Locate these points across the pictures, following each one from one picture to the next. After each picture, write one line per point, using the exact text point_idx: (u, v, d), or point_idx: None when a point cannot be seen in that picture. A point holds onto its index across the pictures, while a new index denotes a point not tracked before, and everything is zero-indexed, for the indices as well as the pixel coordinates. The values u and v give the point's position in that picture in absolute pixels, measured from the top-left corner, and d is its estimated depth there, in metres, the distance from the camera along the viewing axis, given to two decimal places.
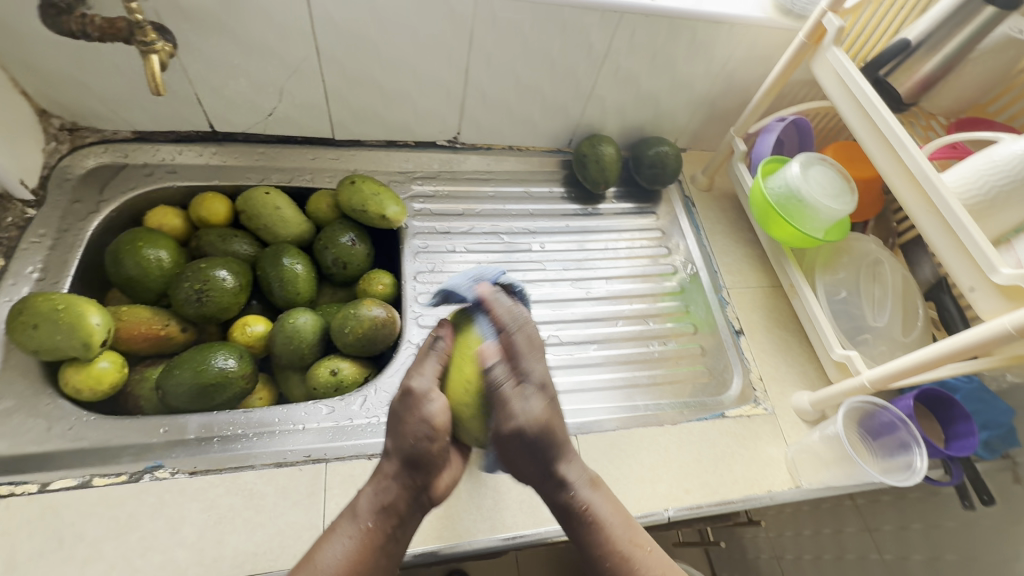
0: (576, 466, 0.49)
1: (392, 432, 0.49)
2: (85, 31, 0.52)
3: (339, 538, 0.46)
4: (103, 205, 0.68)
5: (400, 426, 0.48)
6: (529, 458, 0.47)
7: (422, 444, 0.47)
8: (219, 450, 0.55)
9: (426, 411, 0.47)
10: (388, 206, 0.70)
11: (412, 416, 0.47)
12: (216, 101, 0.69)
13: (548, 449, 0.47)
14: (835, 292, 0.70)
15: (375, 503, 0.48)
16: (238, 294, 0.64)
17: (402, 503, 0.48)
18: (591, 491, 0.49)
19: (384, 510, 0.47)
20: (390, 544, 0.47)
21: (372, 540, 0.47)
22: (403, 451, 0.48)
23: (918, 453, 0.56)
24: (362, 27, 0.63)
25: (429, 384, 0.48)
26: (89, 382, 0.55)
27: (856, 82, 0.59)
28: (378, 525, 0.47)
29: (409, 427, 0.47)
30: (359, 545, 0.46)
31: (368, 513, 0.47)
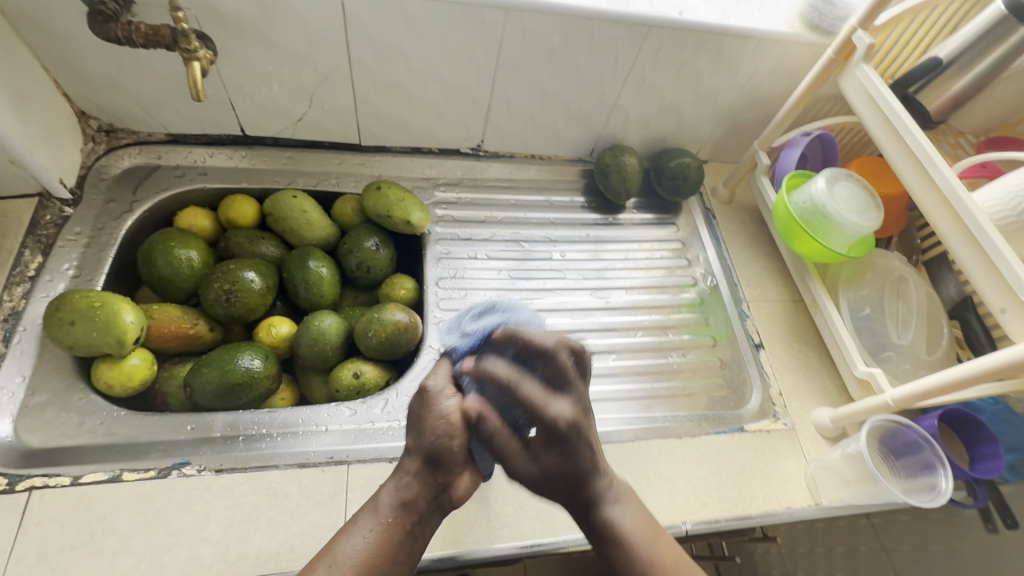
0: (610, 483, 0.52)
1: (414, 432, 0.51)
2: (131, 37, 0.54)
3: (360, 531, 0.47)
4: (137, 205, 0.69)
5: (421, 425, 0.51)
6: (559, 455, 0.50)
7: (443, 443, 0.49)
8: (244, 449, 0.56)
9: (441, 410, 0.50)
10: (413, 212, 0.71)
11: (430, 412, 0.50)
12: (248, 106, 0.71)
13: (582, 460, 0.50)
14: (858, 309, 0.70)
15: (396, 499, 0.49)
16: (265, 295, 0.65)
17: (422, 501, 0.49)
18: (618, 506, 0.51)
19: (404, 506, 0.48)
20: (409, 541, 0.48)
21: (391, 534, 0.47)
22: (424, 449, 0.50)
23: (944, 474, 0.56)
24: (393, 36, 0.65)
25: (443, 383, 0.52)
26: (122, 378, 0.56)
27: (885, 99, 0.59)
28: (398, 520, 0.48)
29: (427, 425, 0.50)
30: (378, 537, 0.46)
31: (388, 508, 0.48)
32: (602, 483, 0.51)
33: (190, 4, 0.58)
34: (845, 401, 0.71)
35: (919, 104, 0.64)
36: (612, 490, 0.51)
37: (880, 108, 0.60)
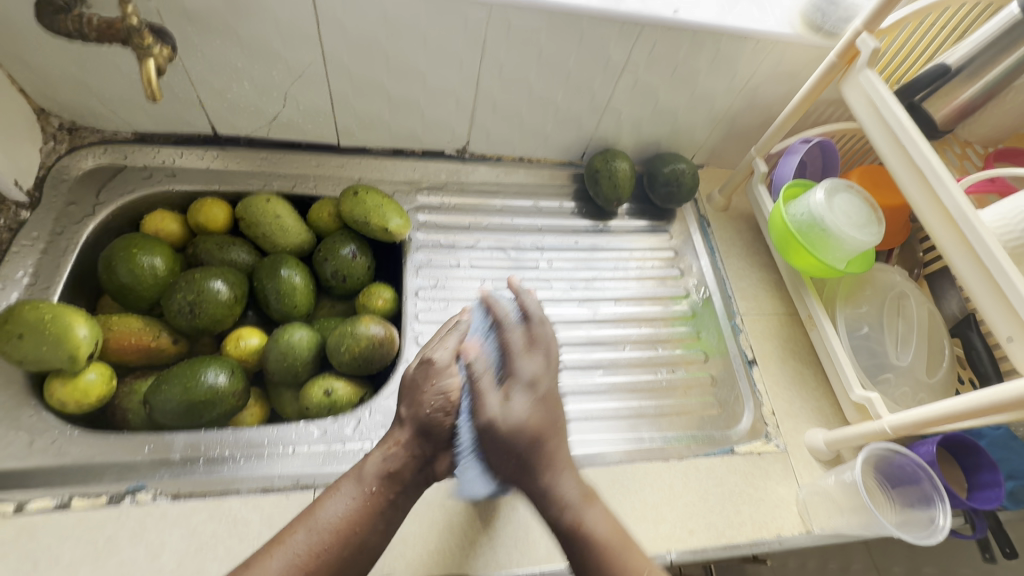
0: (572, 483, 0.50)
1: (408, 401, 0.52)
2: (82, 31, 0.50)
3: (342, 497, 0.48)
4: (100, 209, 0.66)
5: (418, 396, 0.52)
6: (510, 459, 0.50)
7: (437, 417, 0.51)
8: (204, 473, 0.53)
9: (439, 386, 0.51)
10: (391, 218, 0.68)
11: (429, 386, 0.52)
12: (218, 104, 0.67)
13: (530, 462, 0.50)
14: (856, 328, 0.66)
15: (382, 469, 0.49)
16: (232, 306, 0.62)
17: (406, 473, 0.50)
18: (584, 507, 0.49)
19: (389, 477, 0.49)
20: (389, 510, 0.49)
21: (372, 504, 0.48)
22: (418, 421, 0.51)
23: (942, 509, 0.53)
24: (369, 32, 0.61)
25: (448, 359, 0.53)
26: (76, 395, 0.53)
27: (891, 108, 0.56)
28: (381, 490, 0.49)
29: (426, 398, 0.51)
30: (360, 506, 0.47)
31: (373, 477, 0.49)
32: (558, 482, 0.49)
33: None
34: (839, 422, 0.68)
35: (926, 111, 0.59)
36: (575, 491, 0.49)
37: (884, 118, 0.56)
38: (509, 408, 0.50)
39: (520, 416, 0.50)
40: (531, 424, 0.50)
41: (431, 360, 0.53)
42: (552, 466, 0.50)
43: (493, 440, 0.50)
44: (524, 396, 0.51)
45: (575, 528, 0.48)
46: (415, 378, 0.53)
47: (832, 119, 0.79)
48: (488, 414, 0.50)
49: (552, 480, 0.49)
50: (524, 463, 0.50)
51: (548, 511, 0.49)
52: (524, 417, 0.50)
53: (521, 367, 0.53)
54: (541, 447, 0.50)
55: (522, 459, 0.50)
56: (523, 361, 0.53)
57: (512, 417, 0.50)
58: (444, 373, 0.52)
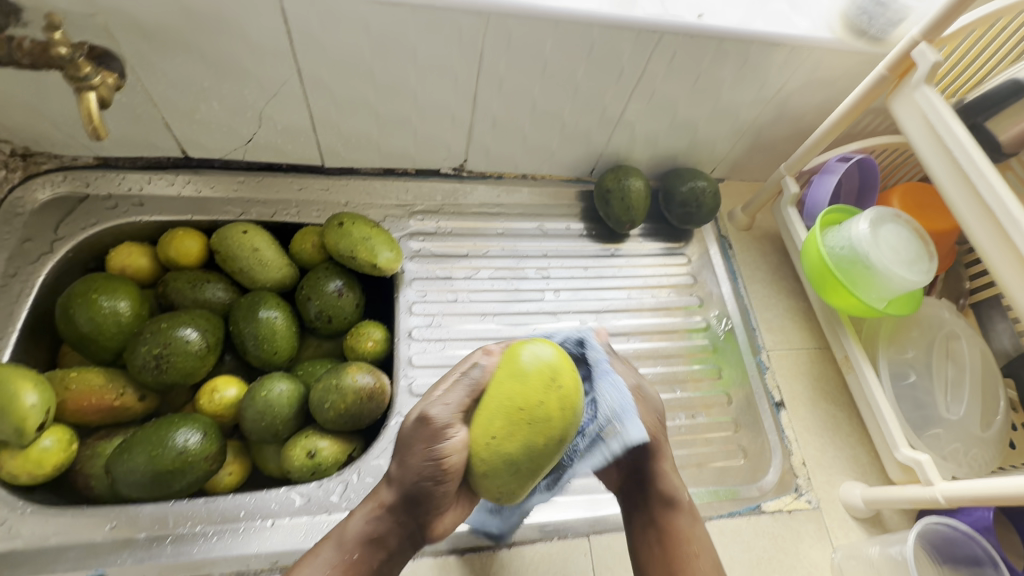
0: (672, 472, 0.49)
1: (395, 460, 0.42)
2: (12, 56, 0.45)
3: (318, 565, 0.42)
4: (59, 245, 0.59)
5: (406, 458, 0.41)
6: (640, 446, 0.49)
7: (426, 487, 0.40)
8: (171, 555, 0.49)
9: (433, 452, 0.39)
10: (380, 252, 0.61)
11: (422, 451, 0.40)
12: (185, 126, 0.60)
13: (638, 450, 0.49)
14: (902, 376, 0.60)
15: (364, 534, 0.43)
16: (205, 355, 0.55)
17: (392, 538, 0.44)
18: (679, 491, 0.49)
19: (372, 542, 0.43)
20: (374, 574, 0.44)
21: (353, 570, 0.43)
22: (404, 488, 0.41)
23: None
24: (349, 46, 0.53)
25: (449, 417, 0.39)
26: (28, 467, 0.47)
27: (954, 135, 0.48)
28: (364, 556, 0.43)
29: (416, 464, 0.40)
30: (339, 574, 0.42)
31: (354, 541, 0.43)
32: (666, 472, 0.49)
33: (94, 10, 0.47)
34: (876, 472, 0.63)
35: (989, 131, 0.53)
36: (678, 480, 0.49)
37: (944, 142, 0.49)
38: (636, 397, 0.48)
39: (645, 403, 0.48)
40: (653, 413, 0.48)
41: (429, 420, 0.39)
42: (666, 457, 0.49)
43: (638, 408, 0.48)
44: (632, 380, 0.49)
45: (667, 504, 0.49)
46: (409, 434, 0.41)
47: (870, 129, 0.71)
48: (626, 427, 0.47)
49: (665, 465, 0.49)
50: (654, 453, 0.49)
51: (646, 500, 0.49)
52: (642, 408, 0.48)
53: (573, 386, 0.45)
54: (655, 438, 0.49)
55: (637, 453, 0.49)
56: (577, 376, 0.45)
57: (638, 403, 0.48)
58: (440, 436, 0.39)
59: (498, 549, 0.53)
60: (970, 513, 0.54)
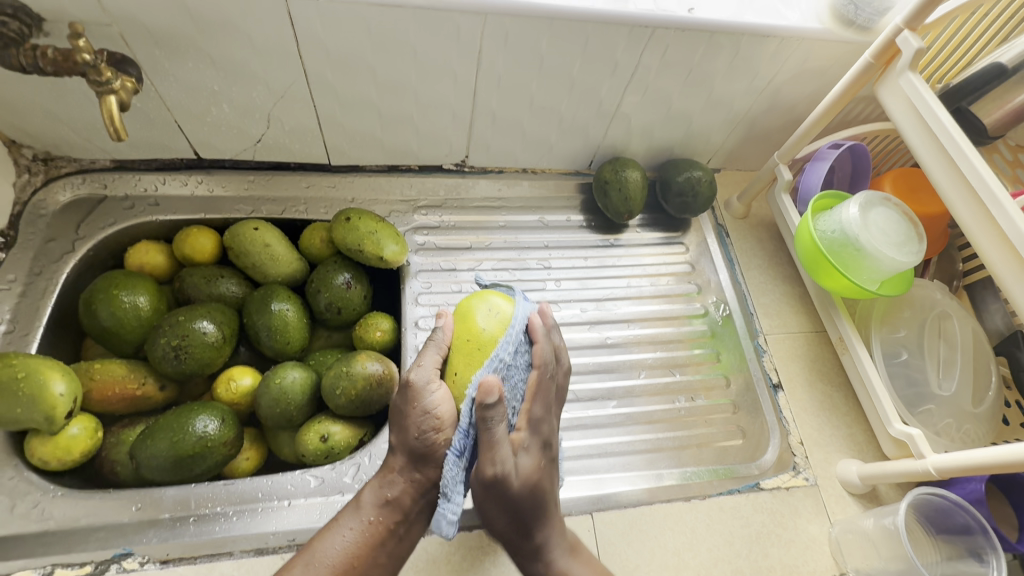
0: (560, 534, 0.47)
1: (395, 423, 0.47)
2: (37, 64, 0.48)
3: (341, 531, 0.45)
4: (80, 244, 0.62)
5: (403, 419, 0.46)
6: (508, 518, 0.43)
7: (426, 439, 0.45)
8: (194, 534, 0.51)
9: (426, 406, 0.45)
10: (386, 245, 0.63)
11: (414, 408, 0.45)
12: (198, 128, 0.62)
13: (534, 517, 0.44)
14: (894, 354, 0.62)
15: (379, 498, 0.46)
16: (220, 347, 0.57)
17: (407, 500, 0.46)
18: (569, 558, 0.46)
19: (388, 506, 0.46)
20: (395, 538, 0.46)
21: (375, 534, 0.45)
22: (408, 446, 0.46)
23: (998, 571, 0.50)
24: (353, 47, 0.56)
25: (428, 375, 0.46)
26: (58, 453, 0.50)
27: (938, 121, 0.50)
28: (383, 520, 0.46)
29: (409, 420, 0.45)
30: (360, 538, 0.45)
31: (373, 506, 0.46)
32: (551, 540, 0.45)
33: (111, 20, 0.50)
34: (873, 450, 0.64)
35: (974, 116, 0.56)
36: (563, 542, 0.46)
37: (928, 126, 0.51)
38: (520, 464, 0.43)
39: (526, 472, 0.43)
40: (535, 481, 0.43)
41: (410, 380, 0.46)
42: (551, 526, 0.45)
43: (488, 505, 0.43)
44: (533, 454, 0.44)
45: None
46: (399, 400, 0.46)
47: (862, 117, 0.72)
48: (502, 467, 0.41)
49: (546, 537, 0.45)
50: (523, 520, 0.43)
51: (529, 561, 0.45)
52: (531, 472, 0.43)
53: (489, 463, 0.41)
54: (546, 508, 0.44)
55: (522, 524, 0.44)
56: (505, 450, 0.41)
57: (522, 473, 0.43)
58: (428, 392, 0.45)
59: None
60: (963, 486, 0.56)
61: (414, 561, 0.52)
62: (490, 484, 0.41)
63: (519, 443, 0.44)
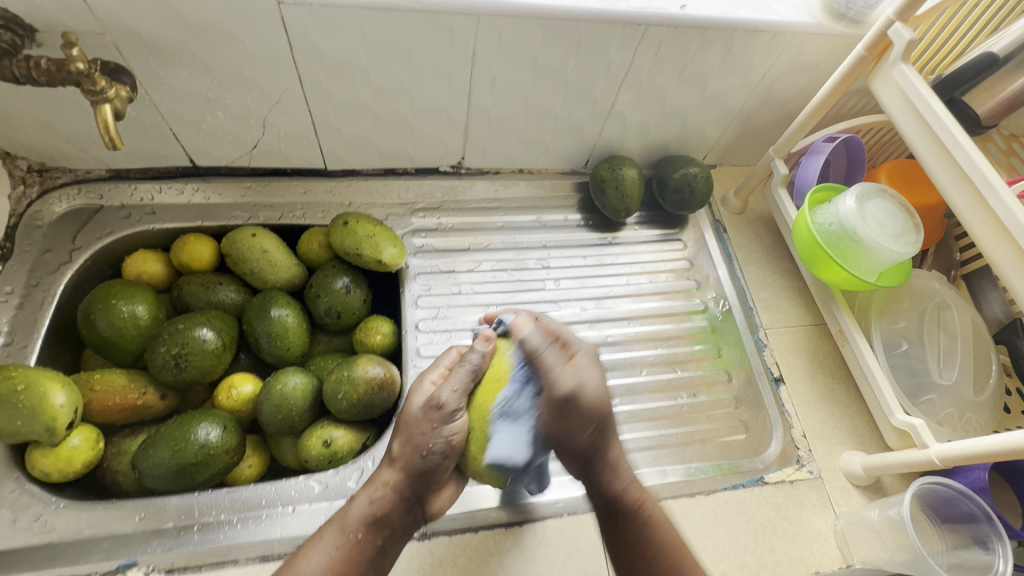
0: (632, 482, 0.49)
1: (401, 438, 0.47)
2: (30, 75, 0.48)
3: (324, 547, 0.44)
4: (77, 255, 0.62)
5: (415, 436, 0.46)
6: (575, 460, 0.50)
7: (434, 459, 0.46)
8: (198, 542, 0.51)
9: (443, 430, 0.46)
10: (385, 248, 0.63)
11: (430, 429, 0.46)
12: (194, 136, 0.62)
13: (605, 425, 0.49)
14: (894, 345, 0.63)
15: (367, 514, 0.45)
16: (221, 354, 0.57)
17: (395, 517, 0.46)
18: (643, 488, 0.50)
19: (375, 522, 0.46)
20: (379, 556, 0.46)
21: (359, 552, 0.45)
22: (410, 462, 0.46)
23: (1001, 556, 0.50)
24: (348, 52, 0.56)
25: (458, 402, 0.45)
26: (59, 464, 0.50)
27: (933, 112, 0.50)
28: (368, 537, 0.45)
29: (424, 439, 0.46)
30: (345, 555, 0.44)
31: (358, 523, 0.45)
32: (623, 461, 0.50)
33: (104, 29, 0.50)
34: (875, 441, 0.65)
35: (966, 105, 0.56)
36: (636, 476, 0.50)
37: (923, 118, 0.51)
38: (582, 373, 0.48)
39: (594, 383, 0.48)
40: (602, 397, 0.48)
41: (440, 402, 0.46)
42: (618, 445, 0.50)
43: (566, 419, 0.48)
44: (593, 368, 0.49)
45: (640, 509, 0.48)
46: (415, 419, 0.46)
47: (856, 110, 0.73)
48: (570, 382, 0.47)
49: (620, 454, 0.50)
50: (591, 449, 0.49)
51: (610, 484, 0.49)
52: (598, 386, 0.48)
53: (557, 381, 0.47)
54: (608, 423, 0.49)
55: (598, 432, 0.49)
56: (562, 370, 0.47)
57: (591, 386, 0.48)
58: (451, 417, 0.45)
59: (510, 526, 0.55)
60: (966, 475, 0.56)
61: (419, 564, 0.52)
62: (563, 401, 0.47)
63: (578, 360, 0.48)
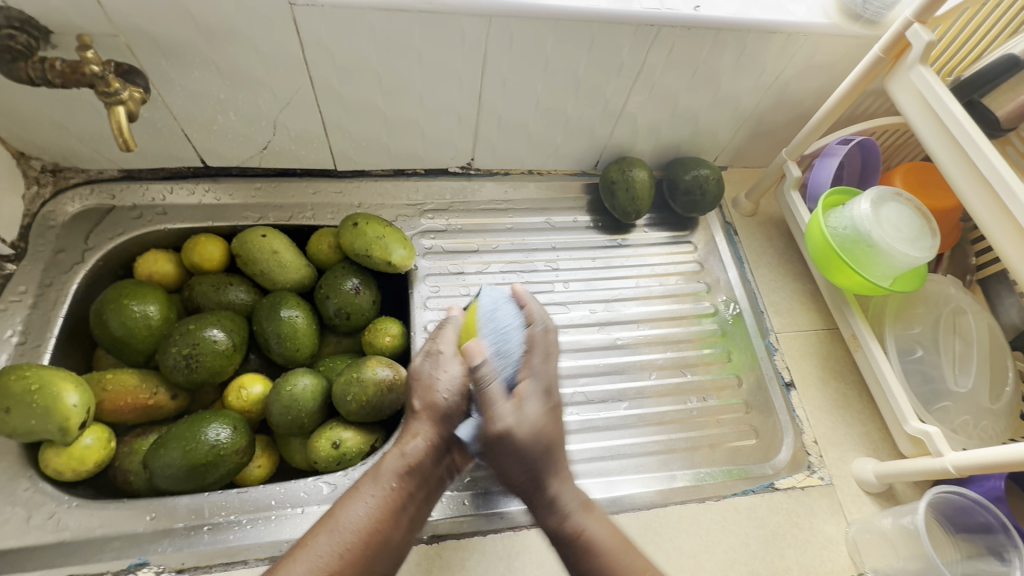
0: (573, 492, 0.45)
1: (419, 391, 0.47)
2: (45, 77, 0.48)
3: (361, 498, 0.43)
4: (89, 255, 0.62)
5: (430, 385, 0.46)
6: (523, 467, 0.43)
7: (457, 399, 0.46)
8: (209, 543, 0.51)
9: (452, 370, 0.46)
10: (394, 250, 0.62)
11: (441, 375, 0.46)
12: (205, 136, 0.62)
13: (542, 470, 0.44)
14: (908, 350, 0.62)
15: (401, 464, 0.45)
16: (231, 354, 0.57)
17: (429, 465, 0.46)
18: (584, 515, 0.45)
19: (410, 472, 0.45)
20: (413, 505, 0.45)
21: (395, 501, 0.44)
22: (434, 408, 0.46)
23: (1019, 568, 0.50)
24: (359, 53, 0.55)
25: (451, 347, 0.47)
26: (72, 463, 0.50)
27: (951, 115, 0.49)
28: (404, 486, 0.44)
29: (440, 383, 0.46)
30: (383, 505, 0.43)
31: (392, 474, 0.44)
32: (563, 492, 0.45)
33: (117, 30, 0.50)
34: (887, 448, 0.64)
35: (986, 108, 0.56)
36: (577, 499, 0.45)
37: (941, 121, 0.50)
38: (522, 414, 0.43)
39: (535, 422, 0.43)
40: (547, 430, 0.43)
41: (437, 350, 0.48)
42: (560, 476, 0.45)
43: (497, 458, 0.43)
44: (538, 400, 0.44)
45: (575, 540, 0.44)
46: (422, 369, 0.47)
47: (871, 112, 0.72)
48: (506, 422, 0.42)
49: (559, 490, 0.45)
50: (536, 474, 0.44)
51: (546, 516, 0.45)
52: (538, 423, 0.43)
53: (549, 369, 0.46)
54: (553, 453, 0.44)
55: (532, 474, 0.44)
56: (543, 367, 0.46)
57: (528, 423, 0.42)
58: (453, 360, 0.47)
59: (519, 529, 0.55)
60: (982, 484, 0.55)
61: (428, 566, 0.52)
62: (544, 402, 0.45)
63: (522, 395, 0.43)
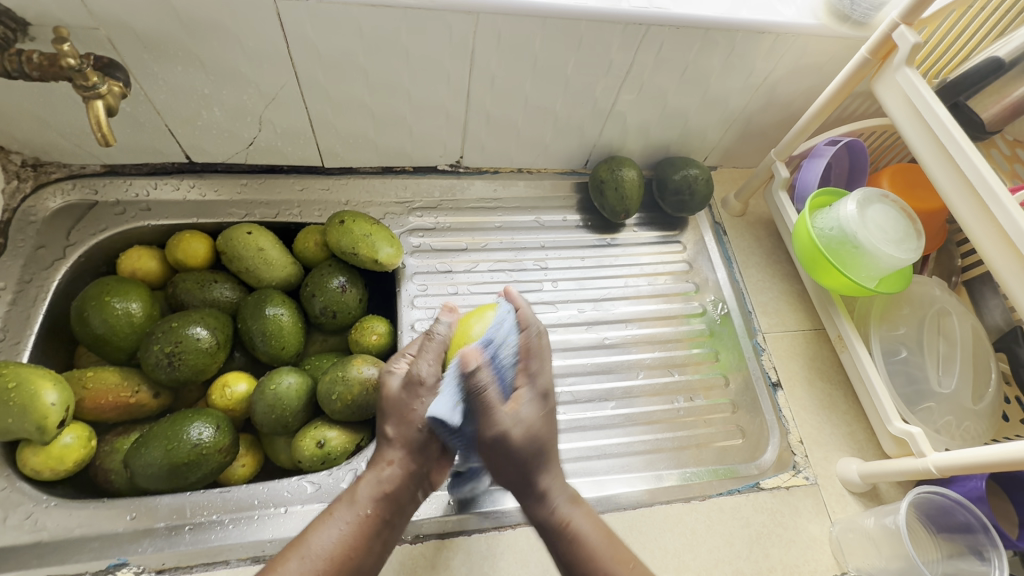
0: (561, 487, 0.45)
1: (393, 419, 0.46)
2: (22, 70, 0.47)
3: (334, 523, 0.43)
4: (70, 251, 0.61)
5: (406, 414, 0.46)
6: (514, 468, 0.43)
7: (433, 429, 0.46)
8: (190, 542, 0.51)
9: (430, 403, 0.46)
10: (381, 248, 0.62)
11: (419, 405, 0.46)
12: (190, 132, 0.61)
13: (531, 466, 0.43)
14: (893, 351, 0.62)
15: (377, 490, 0.44)
16: (215, 353, 0.57)
17: (404, 493, 0.45)
18: (571, 507, 0.44)
19: (385, 499, 0.45)
20: (387, 532, 0.45)
21: (369, 527, 0.43)
22: (408, 438, 0.46)
23: (997, 567, 0.50)
24: (345, 49, 0.55)
25: (431, 375, 0.46)
26: (51, 463, 0.49)
27: (936, 116, 0.49)
28: (378, 513, 0.44)
29: (418, 414, 0.45)
30: (356, 531, 0.43)
31: (368, 500, 0.44)
32: (553, 486, 0.44)
33: (98, 23, 0.49)
34: (872, 448, 0.64)
35: (971, 110, 0.56)
36: (566, 493, 0.45)
37: (927, 123, 0.50)
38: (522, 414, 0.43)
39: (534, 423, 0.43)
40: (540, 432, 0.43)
41: (418, 379, 0.46)
42: (551, 472, 0.44)
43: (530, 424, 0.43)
44: (534, 403, 0.44)
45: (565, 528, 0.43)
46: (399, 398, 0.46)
47: (859, 113, 0.72)
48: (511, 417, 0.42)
49: (548, 483, 0.44)
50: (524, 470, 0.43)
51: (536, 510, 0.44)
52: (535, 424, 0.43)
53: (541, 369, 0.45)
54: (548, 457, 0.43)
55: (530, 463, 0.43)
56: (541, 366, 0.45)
57: (523, 423, 0.42)
58: (433, 391, 0.46)
59: (503, 529, 0.55)
60: (963, 485, 0.56)
61: (412, 567, 0.52)
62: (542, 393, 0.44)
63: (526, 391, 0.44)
